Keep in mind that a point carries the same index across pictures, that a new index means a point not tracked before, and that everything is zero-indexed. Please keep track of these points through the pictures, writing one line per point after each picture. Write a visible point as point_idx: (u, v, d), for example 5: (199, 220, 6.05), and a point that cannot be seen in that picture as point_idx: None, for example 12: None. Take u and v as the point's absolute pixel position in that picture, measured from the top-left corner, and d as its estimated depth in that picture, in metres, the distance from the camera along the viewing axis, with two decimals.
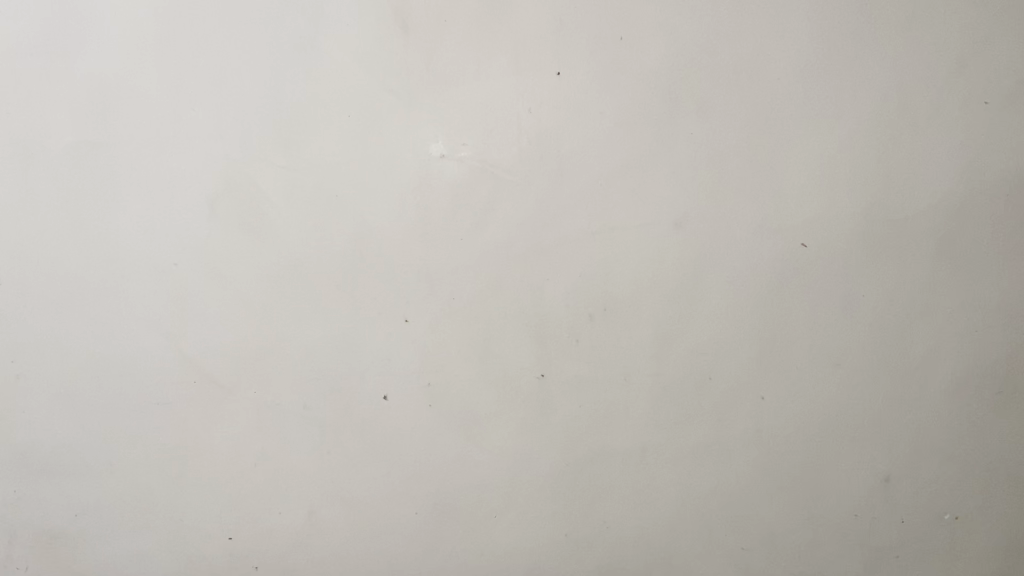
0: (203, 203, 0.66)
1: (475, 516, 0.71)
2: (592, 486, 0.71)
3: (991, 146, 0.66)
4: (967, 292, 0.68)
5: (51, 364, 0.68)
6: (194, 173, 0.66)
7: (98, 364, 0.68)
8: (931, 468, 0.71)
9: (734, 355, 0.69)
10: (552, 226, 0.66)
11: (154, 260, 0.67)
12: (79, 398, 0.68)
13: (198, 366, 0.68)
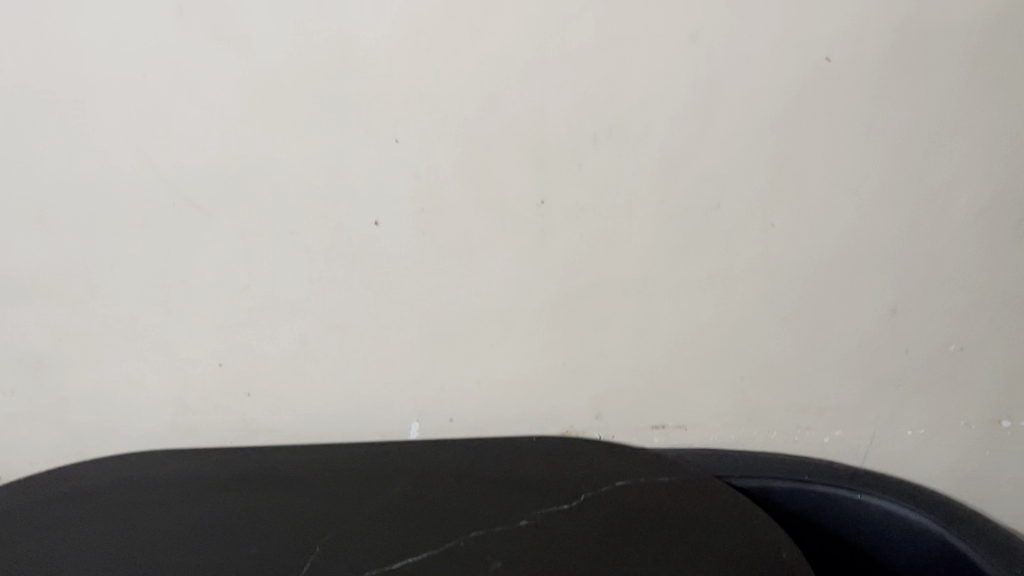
0: (175, 8, 0.56)
1: (471, 344, 0.70)
2: (592, 315, 0.69)
3: None
4: (1003, 114, 0.63)
5: (17, 185, 0.62)
6: None
7: (68, 186, 0.62)
8: (940, 299, 0.70)
9: (745, 181, 0.65)
10: (556, 35, 0.59)
11: (120, 71, 0.58)
12: (52, 221, 0.64)
13: (176, 190, 0.63)
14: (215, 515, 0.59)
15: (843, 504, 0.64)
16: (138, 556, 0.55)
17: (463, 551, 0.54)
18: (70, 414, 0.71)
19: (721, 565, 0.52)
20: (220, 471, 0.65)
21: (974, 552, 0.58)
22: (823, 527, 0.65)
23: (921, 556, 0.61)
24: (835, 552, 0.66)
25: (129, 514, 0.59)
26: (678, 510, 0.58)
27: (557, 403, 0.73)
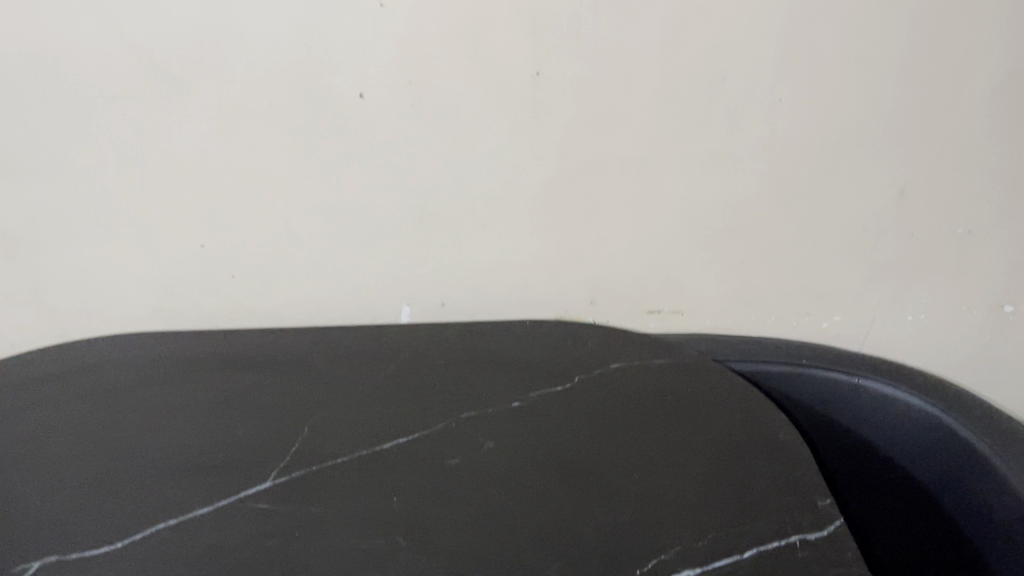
0: None
1: (463, 227, 0.67)
2: (589, 196, 0.66)
3: None
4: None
5: None
6: None
7: (31, 51, 0.58)
8: (950, 181, 0.67)
9: (750, 52, 0.61)
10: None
11: None
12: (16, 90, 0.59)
13: (145, 51, 0.58)
14: (202, 395, 0.58)
15: (841, 387, 0.63)
16: (122, 434, 0.54)
17: (454, 432, 0.53)
18: (48, 299, 0.68)
19: (715, 445, 0.51)
20: (205, 352, 0.63)
21: (966, 430, 0.57)
22: (822, 414, 0.64)
23: (916, 440, 0.60)
24: (832, 438, 0.65)
25: (110, 393, 0.58)
26: (673, 391, 0.57)
27: (551, 288, 0.71)
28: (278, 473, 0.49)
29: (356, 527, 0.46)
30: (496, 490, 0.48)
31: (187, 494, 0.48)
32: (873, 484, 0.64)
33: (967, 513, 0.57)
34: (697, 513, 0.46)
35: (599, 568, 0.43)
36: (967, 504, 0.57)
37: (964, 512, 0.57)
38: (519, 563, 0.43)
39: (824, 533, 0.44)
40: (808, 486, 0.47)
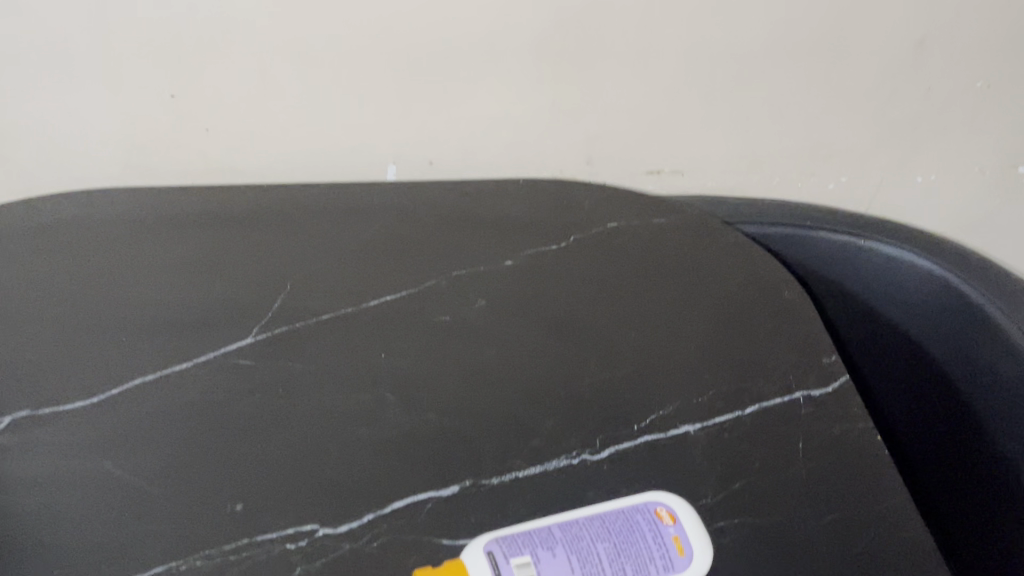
0: None
1: (453, 78, 0.62)
2: (588, 40, 0.61)
3: None
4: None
5: None
6: None
7: None
8: (973, 32, 0.62)
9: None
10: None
11: None
12: None
13: None
14: (170, 243, 0.53)
15: (842, 250, 0.57)
16: (87, 283, 0.50)
17: (443, 285, 0.50)
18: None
19: (718, 299, 0.49)
20: (169, 190, 0.58)
21: (975, 288, 0.52)
22: (836, 283, 0.59)
23: (919, 304, 0.56)
24: (831, 308, 0.60)
25: (78, 234, 0.54)
26: (675, 242, 0.53)
27: (547, 140, 0.66)
28: (258, 330, 0.47)
29: (343, 381, 0.44)
30: (488, 345, 0.46)
31: (162, 348, 0.45)
32: (891, 364, 0.59)
33: (972, 378, 0.53)
34: (698, 370, 0.44)
35: (595, 424, 0.41)
36: (974, 368, 0.53)
37: (970, 377, 0.53)
38: (513, 419, 0.42)
39: (829, 389, 0.42)
40: (814, 341, 0.45)
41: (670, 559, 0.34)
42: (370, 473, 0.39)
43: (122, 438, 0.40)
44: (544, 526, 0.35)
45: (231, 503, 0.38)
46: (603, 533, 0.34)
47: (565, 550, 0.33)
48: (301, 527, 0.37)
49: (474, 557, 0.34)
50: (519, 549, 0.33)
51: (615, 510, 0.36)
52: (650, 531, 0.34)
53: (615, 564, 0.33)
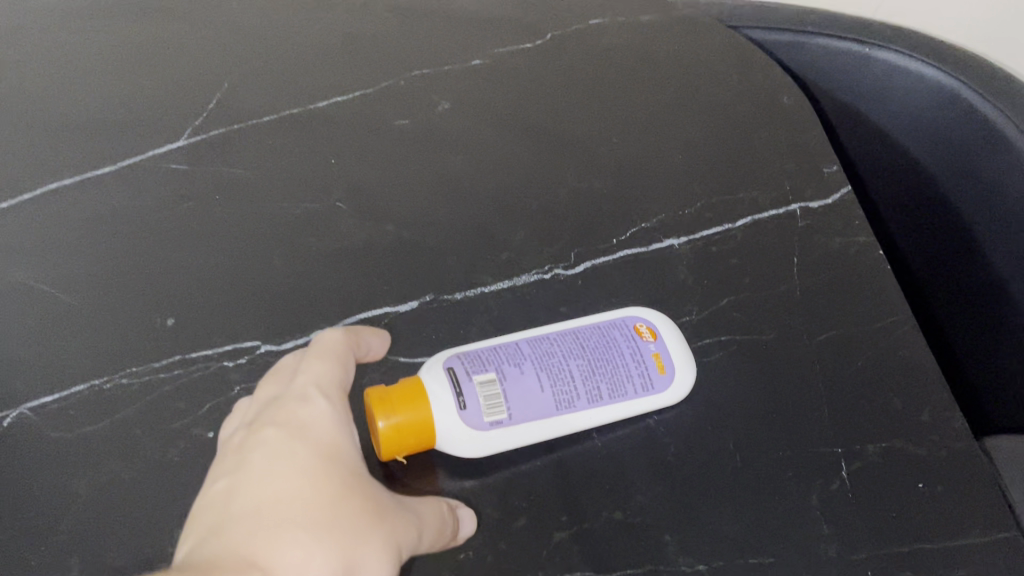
0: None
1: None
2: None
3: None
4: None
5: None
6: None
7: None
8: None
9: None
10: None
11: None
12: None
13: None
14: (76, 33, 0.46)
15: (850, 64, 0.48)
16: None
17: (402, 83, 0.44)
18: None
19: (710, 105, 0.43)
20: None
21: (994, 106, 0.44)
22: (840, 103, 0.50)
23: (931, 128, 0.47)
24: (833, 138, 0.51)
25: None
26: (665, 40, 0.47)
27: None
28: (192, 132, 0.41)
29: (288, 188, 0.39)
30: (452, 151, 0.41)
31: (78, 151, 0.40)
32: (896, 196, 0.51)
33: (988, 212, 0.46)
34: (685, 183, 0.39)
35: (569, 238, 0.37)
36: (988, 199, 0.46)
37: (985, 211, 0.46)
38: (479, 231, 0.38)
39: (828, 201, 0.38)
40: (814, 150, 0.41)
41: (649, 378, 0.31)
42: (319, 286, 0.35)
43: (36, 249, 0.36)
44: (509, 341, 0.31)
45: (162, 317, 0.34)
46: (575, 349, 0.30)
47: (533, 367, 0.29)
48: (241, 343, 0.33)
49: (428, 373, 0.29)
50: (481, 366, 0.29)
51: (588, 324, 0.32)
52: (628, 348, 0.31)
53: (588, 381, 0.30)
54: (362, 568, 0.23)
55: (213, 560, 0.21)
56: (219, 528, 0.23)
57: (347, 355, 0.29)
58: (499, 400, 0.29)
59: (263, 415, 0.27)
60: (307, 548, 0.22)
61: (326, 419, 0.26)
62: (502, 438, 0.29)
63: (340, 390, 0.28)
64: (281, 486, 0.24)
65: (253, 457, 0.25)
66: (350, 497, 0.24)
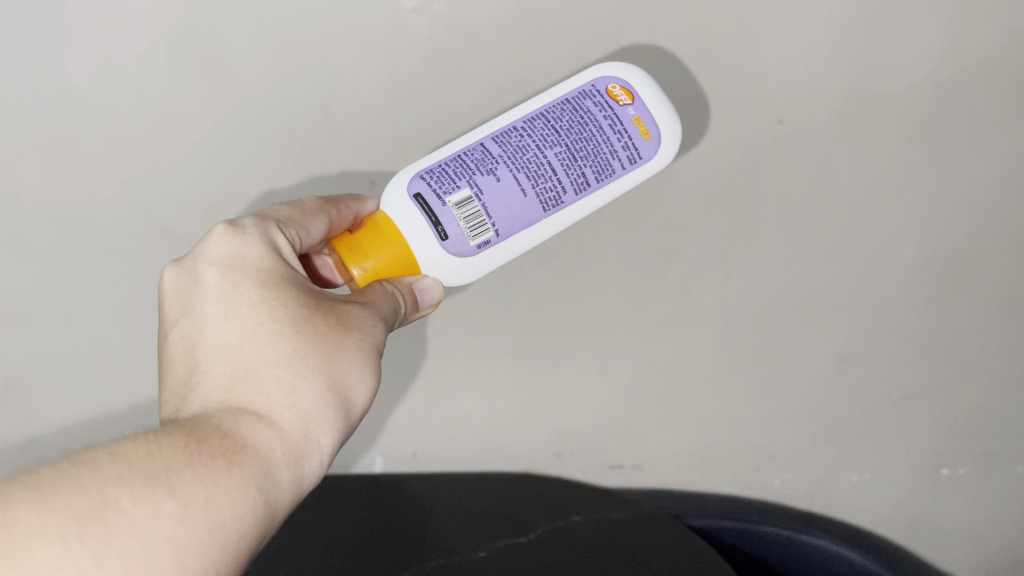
0: (117, 62, 0.52)
1: (439, 378, 0.71)
2: (557, 355, 0.70)
3: (988, 22, 0.54)
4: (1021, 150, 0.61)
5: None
6: (88, 23, 0.50)
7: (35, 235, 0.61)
8: (885, 349, 0.71)
9: (706, 222, 0.63)
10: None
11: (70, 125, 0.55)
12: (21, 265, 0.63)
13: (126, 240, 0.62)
14: None
15: (763, 553, 0.82)
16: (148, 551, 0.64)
17: None
18: (31, 410, 0.72)
19: None
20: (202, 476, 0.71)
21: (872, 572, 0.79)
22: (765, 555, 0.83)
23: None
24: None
25: None
26: (637, 557, 0.71)
27: (521, 439, 0.76)
28: None
29: None
30: None
31: None
32: None
33: None
34: None
35: None
36: None
37: None
38: None
39: None
40: None
41: (629, 142, 0.50)
42: None
43: None
44: (486, 143, 0.50)
45: None
46: (549, 135, 0.50)
47: (512, 170, 0.49)
48: None
49: (413, 203, 0.50)
50: (467, 182, 0.49)
51: (554, 105, 0.51)
52: (607, 121, 0.50)
53: (567, 166, 0.49)
54: (340, 372, 0.44)
55: (218, 416, 0.41)
56: (211, 381, 0.43)
57: (317, 208, 0.51)
58: (477, 208, 0.49)
59: (220, 276, 0.46)
60: (287, 384, 0.42)
61: (260, 255, 0.46)
62: (502, 234, 0.50)
63: (302, 223, 0.50)
64: (245, 328, 0.44)
65: (212, 307, 0.45)
66: (304, 323, 0.44)
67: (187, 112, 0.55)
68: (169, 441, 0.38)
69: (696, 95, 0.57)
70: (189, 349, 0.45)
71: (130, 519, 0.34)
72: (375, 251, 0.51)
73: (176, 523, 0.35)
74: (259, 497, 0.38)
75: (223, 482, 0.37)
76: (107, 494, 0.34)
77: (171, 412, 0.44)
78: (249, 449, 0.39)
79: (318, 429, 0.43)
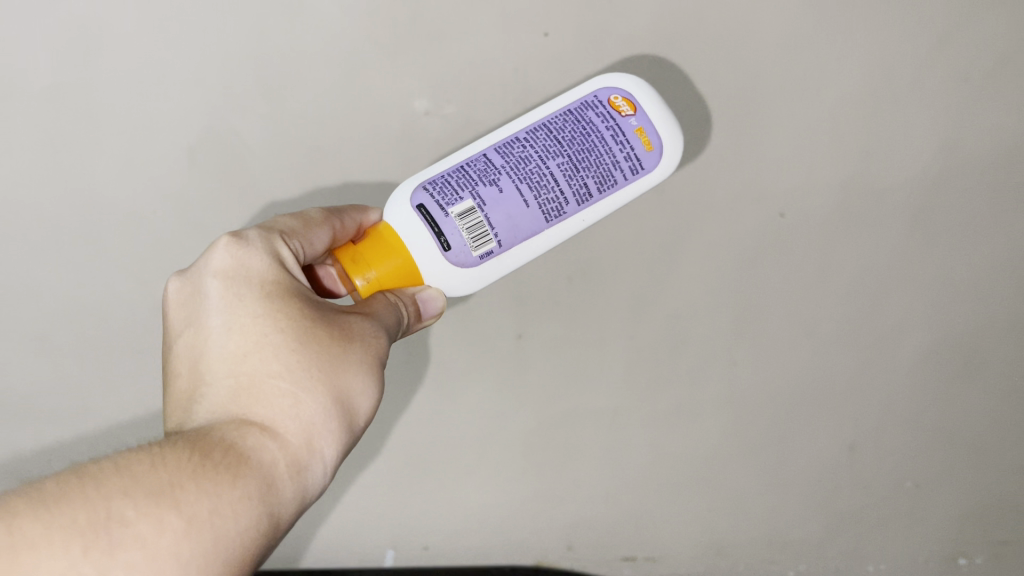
0: (181, 152, 0.60)
1: (450, 466, 0.72)
2: (567, 445, 0.71)
3: (965, 120, 0.62)
4: (1011, 246, 0.66)
5: (39, 310, 0.65)
6: (163, 116, 0.59)
7: (75, 312, 0.65)
8: (895, 437, 0.72)
9: (714, 311, 0.66)
10: (592, 36, 0.58)
11: (133, 208, 0.62)
12: (56, 342, 0.66)
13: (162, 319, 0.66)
14: None
15: None
16: None
17: None
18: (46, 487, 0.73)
19: None
20: None
21: None
22: None
23: None
24: None
25: None
26: None
27: (531, 530, 0.75)
28: None
29: None
30: None
31: None
32: None
33: None
34: None
35: None
36: None
37: None
38: None
39: None
40: None
41: (630, 153, 0.51)
42: None
43: None
44: (488, 154, 0.51)
45: None
46: (551, 146, 0.50)
47: (515, 181, 0.50)
48: None
49: (416, 214, 0.50)
50: (470, 193, 0.49)
51: (557, 116, 0.52)
52: (608, 131, 0.51)
53: (570, 177, 0.50)
54: (344, 383, 0.45)
55: (222, 428, 0.42)
56: (216, 392, 0.45)
57: (320, 220, 0.51)
58: (479, 218, 0.49)
59: (223, 289, 0.46)
60: (291, 396, 0.44)
61: (263, 265, 0.47)
62: (504, 244, 0.50)
63: (305, 235, 0.50)
64: (249, 339, 0.45)
65: (215, 319, 0.46)
66: (308, 335, 0.45)
67: (233, 200, 0.62)
68: (173, 453, 0.39)
69: (696, 183, 0.62)
70: (193, 359, 0.47)
71: (135, 532, 0.36)
72: (378, 262, 0.51)
73: (180, 535, 0.37)
74: (261, 509, 0.40)
75: (227, 495, 0.39)
76: (111, 508, 0.36)
77: (179, 421, 0.46)
78: (252, 463, 0.41)
79: (322, 441, 0.44)
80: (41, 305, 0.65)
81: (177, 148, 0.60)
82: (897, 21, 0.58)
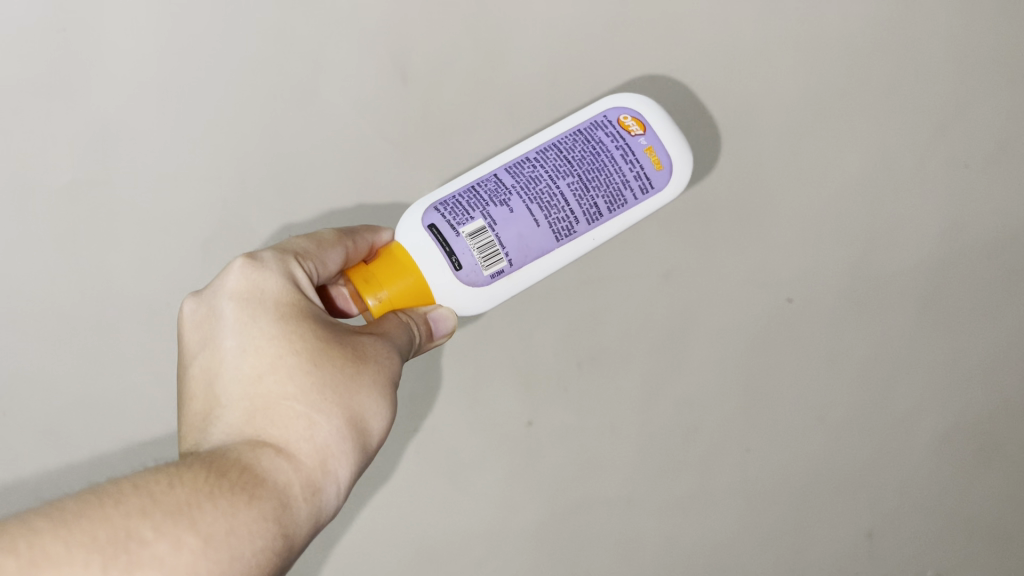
0: (194, 246, 0.61)
1: (458, 563, 0.68)
2: (580, 538, 0.67)
3: (962, 205, 0.64)
4: (1019, 332, 0.67)
5: (37, 405, 0.63)
6: (178, 211, 0.61)
7: (71, 407, 0.63)
8: (914, 524, 0.69)
9: (725, 397, 0.66)
10: None
11: (141, 301, 0.62)
12: (44, 439, 0.63)
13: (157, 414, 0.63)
14: None
15: None
16: None
17: None
18: None
19: None
20: None
21: None
22: None
23: None
24: None
25: None
26: None
27: None
28: None
29: None
30: None
31: None
32: None
33: None
34: None
35: None
36: None
37: None
38: None
39: None
40: None
41: (639, 173, 0.52)
42: None
43: None
44: (498, 174, 0.52)
45: None
46: (561, 166, 0.51)
47: (525, 201, 0.50)
48: None
49: (427, 233, 0.51)
50: (481, 213, 0.50)
51: (567, 135, 0.53)
52: (617, 149, 0.52)
53: (580, 197, 0.51)
54: (358, 405, 0.45)
55: (237, 449, 0.42)
56: (231, 413, 0.45)
57: (332, 242, 0.52)
58: (490, 238, 0.50)
59: (239, 311, 0.47)
60: (305, 418, 0.44)
61: (278, 287, 0.47)
62: (515, 264, 0.51)
63: (318, 257, 0.51)
64: (264, 361, 0.45)
65: (230, 341, 0.46)
66: (322, 356, 0.45)
67: None
68: (190, 472, 0.39)
69: (700, 270, 0.63)
70: (208, 381, 0.46)
71: (152, 551, 0.35)
72: (390, 281, 0.51)
73: (195, 555, 0.36)
74: (277, 531, 0.40)
75: (243, 515, 0.39)
76: (130, 527, 0.36)
77: (193, 444, 0.45)
78: (268, 485, 0.41)
79: (336, 463, 0.44)
80: (40, 399, 0.63)
81: (191, 243, 0.61)
82: (887, 116, 0.63)
